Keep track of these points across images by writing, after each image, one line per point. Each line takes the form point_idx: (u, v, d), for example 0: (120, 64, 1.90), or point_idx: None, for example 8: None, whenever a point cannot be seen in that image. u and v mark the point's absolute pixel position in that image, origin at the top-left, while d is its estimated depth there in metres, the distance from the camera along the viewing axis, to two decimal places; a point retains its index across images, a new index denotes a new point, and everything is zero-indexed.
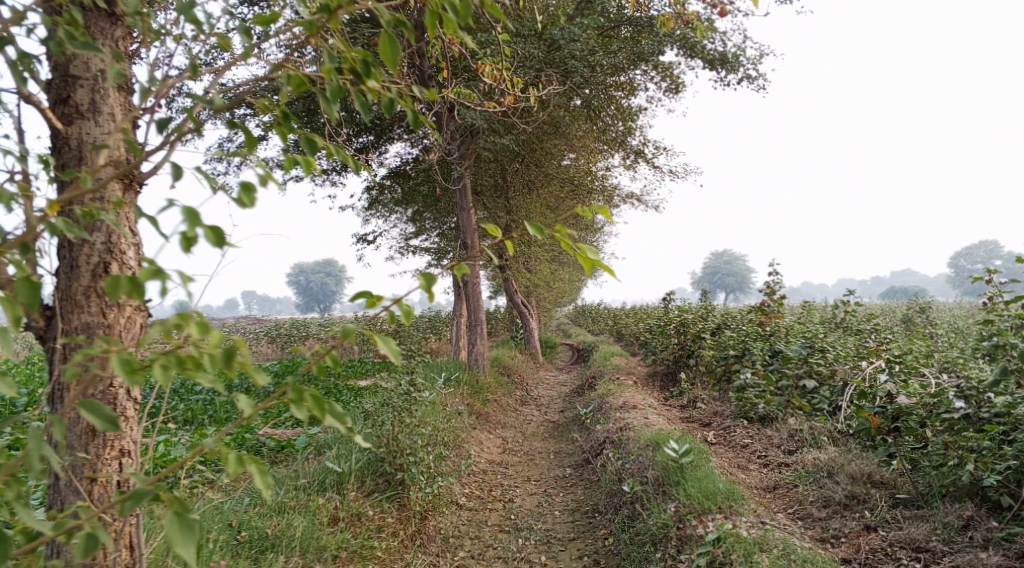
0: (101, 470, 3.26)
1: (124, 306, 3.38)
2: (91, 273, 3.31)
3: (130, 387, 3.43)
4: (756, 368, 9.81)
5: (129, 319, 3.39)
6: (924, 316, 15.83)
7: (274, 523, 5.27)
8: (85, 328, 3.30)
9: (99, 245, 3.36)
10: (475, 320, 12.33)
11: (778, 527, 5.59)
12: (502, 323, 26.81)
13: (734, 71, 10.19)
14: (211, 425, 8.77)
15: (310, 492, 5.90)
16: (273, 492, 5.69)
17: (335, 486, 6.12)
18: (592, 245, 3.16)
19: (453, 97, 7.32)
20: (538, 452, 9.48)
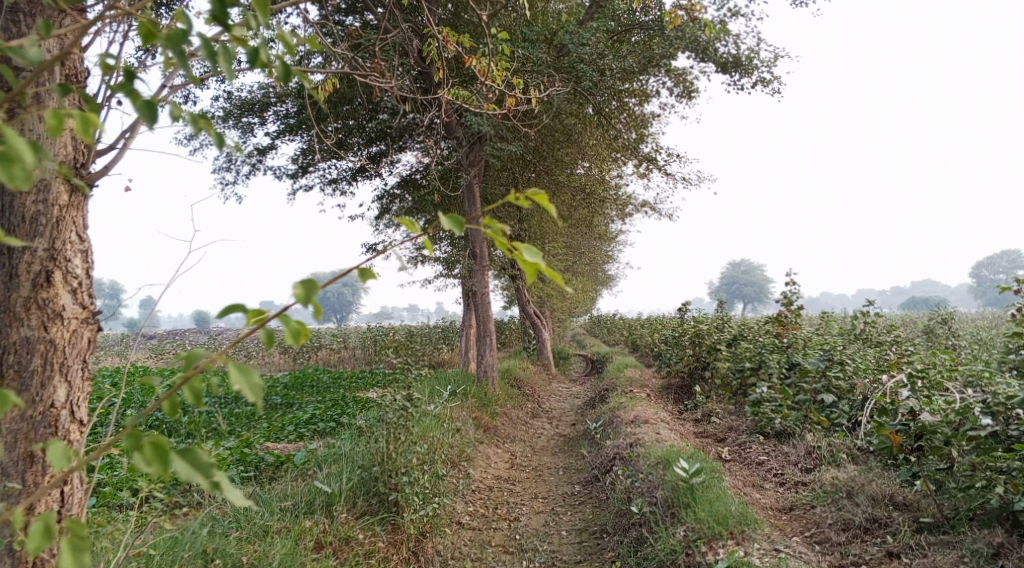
0: (40, 499, 3.34)
1: (66, 318, 3.53)
2: (31, 282, 3.45)
3: (74, 407, 3.56)
4: (773, 382, 9.47)
5: (74, 332, 3.55)
6: (947, 327, 15.35)
7: (252, 549, 5.06)
8: (25, 343, 3.44)
9: (42, 253, 3.47)
10: (484, 331, 12.05)
11: (794, 555, 5.28)
12: (516, 333, 26.58)
13: (748, 75, 9.92)
14: (213, 440, 8.64)
15: (296, 514, 5.71)
16: (259, 514, 5.55)
17: (324, 508, 5.92)
18: (529, 247, 3.00)
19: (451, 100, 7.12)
20: (547, 467, 9.23)
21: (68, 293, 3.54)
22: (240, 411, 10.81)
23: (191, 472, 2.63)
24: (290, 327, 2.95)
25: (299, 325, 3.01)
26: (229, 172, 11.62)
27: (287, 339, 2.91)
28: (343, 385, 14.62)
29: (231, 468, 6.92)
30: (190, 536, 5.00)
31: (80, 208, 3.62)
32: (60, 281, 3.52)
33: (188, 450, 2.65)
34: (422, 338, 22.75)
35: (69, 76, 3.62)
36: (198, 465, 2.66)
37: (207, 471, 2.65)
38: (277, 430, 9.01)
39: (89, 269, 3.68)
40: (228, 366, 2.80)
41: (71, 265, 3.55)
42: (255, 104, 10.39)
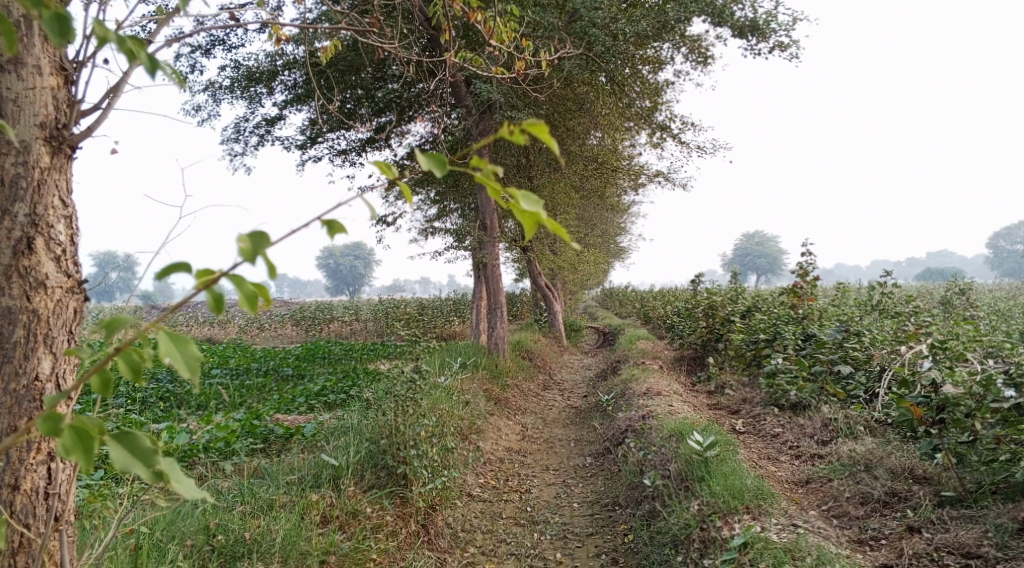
0: (24, 476, 3.24)
1: (50, 288, 3.42)
2: (13, 249, 3.34)
3: (61, 383, 3.46)
4: (788, 353, 9.31)
5: (58, 303, 3.45)
6: (965, 299, 15.12)
7: (256, 525, 5.01)
8: (7, 314, 3.34)
9: (22, 219, 3.38)
10: (494, 303, 11.92)
11: (812, 531, 5.15)
12: (528, 305, 26.48)
13: (766, 39, 9.65)
14: (222, 412, 8.60)
15: (303, 488, 5.68)
16: (264, 488, 5.54)
17: (331, 482, 5.89)
18: (523, 194, 2.85)
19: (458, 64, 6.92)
20: (558, 439, 9.15)
21: (51, 260, 3.44)
22: (250, 383, 10.78)
23: (130, 461, 2.65)
24: (242, 292, 2.81)
25: (251, 290, 2.85)
26: (236, 143, 11.50)
27: (240, 304, 2.79)
28: (355, 357, 14.58)
29: (240, 440, 6.88)
30: (191, 513, 4.98)
31: (62, 172, 3.50)
32: (43, 247, 3.41)
33: (123, 438, 2.69)
34: (434, 310, 22.70)
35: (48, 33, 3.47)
36: (138, 453, 2.69)
37: (148, 460, 2.68)
38: (286, 402, 8.96)
39: (74, 235, 3.58)
40: (162, 336, 2.65)
41: (53, 232, 3.44)
42: (262, 75, 10.18)
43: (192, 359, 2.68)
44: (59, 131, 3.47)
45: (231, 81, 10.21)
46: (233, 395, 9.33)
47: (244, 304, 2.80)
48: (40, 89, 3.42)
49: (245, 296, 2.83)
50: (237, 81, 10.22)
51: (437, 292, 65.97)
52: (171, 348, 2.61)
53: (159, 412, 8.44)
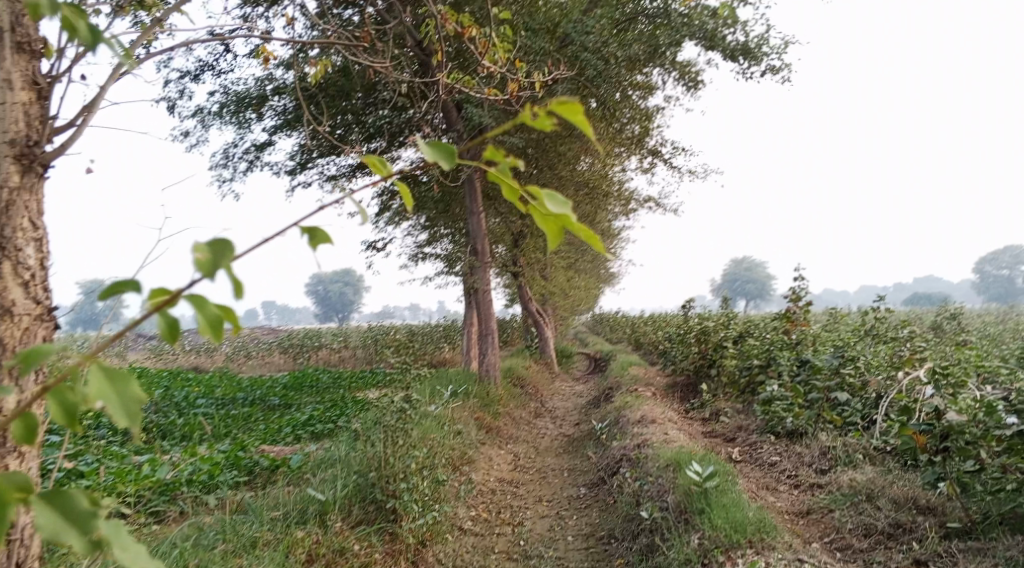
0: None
1: (17, 315, 3.29)
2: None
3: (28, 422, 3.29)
4: (783, 380, 9.17)
5: (25, 332, 3.30)
6: (954, 323, 15.11)
7: (240, 562, 4.86)
8: None
9: None
10: (486, 330, 11.74)
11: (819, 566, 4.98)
12: (518, 331, 26.30)
13: (757, 63, 9.66)
14: (206, 443, 8.38)
15: (287, 524, 5.51)
16: (247, 525, 5.37)
17: (317, 518, 5.72)
18: (548, 194, 2.16)
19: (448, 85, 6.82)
20: (551, 469, 8.97)
21: (19, 287, 3.32)
22: (236, 413, 10.54)
23: (58, 525, 1.96)
24: (206, 314, 2.47)
25: (216, 313, 2.50)
26: (226, 169, 11.37)
27: (203, 328, 2.45)
28: (344, 385, 14.36)
29: (224, 473, 6.69)
30: (175, 554, 4.80)
31: (32, 192, 3.42)
32: (9, 272, 3.30)
33: (53, 499, 2.01)
34: (424, 337, 22.50)
35: (20, 44, 3.42)
36: (72, 516, 1.99)
37: (83, 524, 1.98)
38: (272, 433, 8.74)
39: (45, 260, 3.47)
40: (98, 371, 2.16)
41: (20, 256, 3.33)
42: (251, 99, 10.10)
43: (134, 398, 2.18)
44: (31, 149, 3.40)
45: (221, 106, 10.11)
46: (219, 426, 9.12)
47: (208, 326, 2.45)
48: (12, 105, 3.37)
49: (210, 319, 2.48)
50: (226, 106, 10.11)
51: (427, 318, 65.68)
52: (105, 389, 2.15)
53: (141, 443, 8.21)
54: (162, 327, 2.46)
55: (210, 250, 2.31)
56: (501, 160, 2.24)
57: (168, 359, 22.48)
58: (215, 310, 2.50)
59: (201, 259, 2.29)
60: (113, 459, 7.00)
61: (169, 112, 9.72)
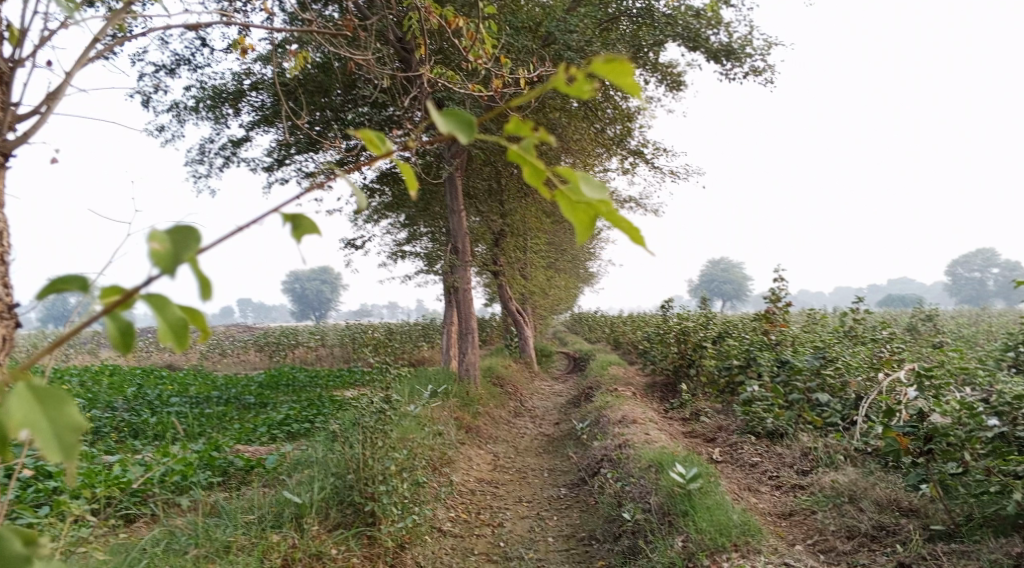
0: None
1: None
2: None
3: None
4: (763, 381, 9.14)
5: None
6: (930, 325, 15.25)
7: None
8: None
9: None
10: (466, 328, 11.61)
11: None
12: (497, 330, 26.16)
13: (740, 64, 9.65)
14: (179, 443, 8.22)
15: (263, 528, 5.43)
16: (221, 528, 5.30)
17: (293, 520, 5.62)
18: (580, 172, 2.37)
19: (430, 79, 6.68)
20: (531, 469, 8.88)
21: None
22: (211, 412, 10.37)
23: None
24: (164, 318, 2.46)
25: (177, 314, 2.50)
26: (203, 165, 11.13)
27: (158, 331, 2.45)
28: (321, 384, 14.20)
29: (198, 473, 6.54)
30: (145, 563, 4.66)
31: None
32: None
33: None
34: (402, 335, 22.29)
35: None
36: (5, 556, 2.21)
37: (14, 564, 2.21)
38: (247, 432, 8.59)
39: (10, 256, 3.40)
40: (33, 396, 2.23)
41: None
42: (228, 94, 9.91)
43: (72, 426, 2.24)
44: None
45: (197, 101, 9.89)
46: (192, 424, 8.94)
47: (161, 329, 2.46)
48: None
49: (169, 322, 2.47)
50: (202, 101, 9.90)
51: (405, 316, 65.30)
52: (38, 412, 2.22)
53: (112, 442, 8.02)
54: (113, 329, 2.51)
55: (162, 250, 2.33)
56: (525, 135, 2.51)
57: (141, 357, 22.13)
58: (176, 310, 2.48)
59: (156, 259, 2.33)
60: (83, 458, 6.84)
61: (144, 106, 9.51)
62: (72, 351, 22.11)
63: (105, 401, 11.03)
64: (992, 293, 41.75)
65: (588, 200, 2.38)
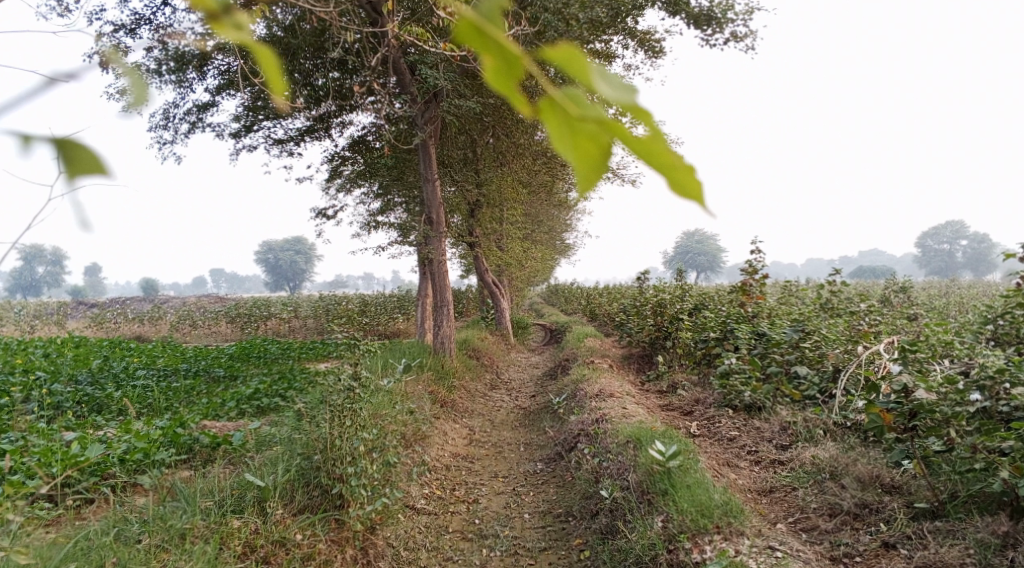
0: None
1: None
2: None
3: None
4: (741, 353, 8.99)
5: None
6: (904, 297, 15.23)
7: None
8: None
9: None
10: (441, 300, 11.37)
11: (791, 554, 5.26)
12: (473, 302, 25.88)
13: (721, 29, 9.41)
14: (144, 418, 7.96)
15: (224, 514, 5.36)
16: (177, 516, 5.22)
17: (257, 505, 5.53)
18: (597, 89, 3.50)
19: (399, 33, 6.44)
20: (507, 443, 8.76)
21: None
22: (177, 385, 10.13)
23: None
24: None
25: None
26: (167, 130, 10.68)
27: None
28: (293, 356, 14.00)
29: (161, 451, 6.33)
30: None
31: None
32: None
33: None
34: (375, 306, 21.92)
35: None
36: None
37: None
38: (214, 407, 8.34)
39: None
40: None
41: None
42: (193, 56, 9.50)
43: None
44: None
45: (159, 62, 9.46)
46: (159, 399, 8.70)
47: None
48: None
49: None
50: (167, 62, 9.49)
51: (381, 286, 64.89)
52: None
53: (74, 418, 7.75)
54: None
55: None
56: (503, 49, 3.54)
57: (109, 330, 21.61)
58: None
59: None
60: (43, 435, 6.60)
61: None
62: (38, 322, 21.58)
63: (68, 373, 10.77)
64: (959, 265, 42.07)
65: (594, 117, 3.53)
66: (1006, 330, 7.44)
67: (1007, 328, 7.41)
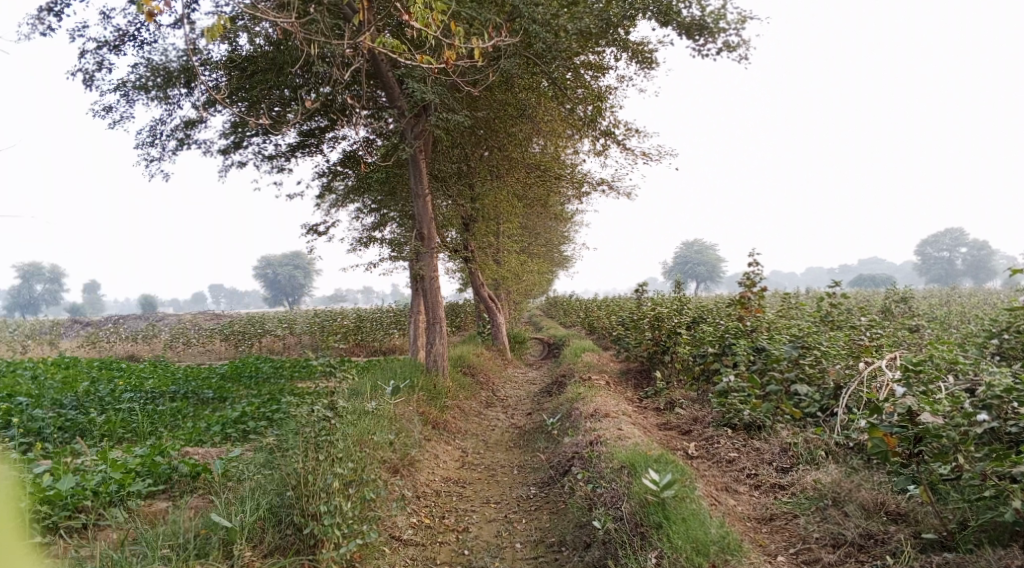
0: None
1: None
2: None
3: None
4: (740, 369, 8.74)
5: None
6: (905, 307, 14.97)
7: None
8: None
9: None
10: (433, 319, 11.14)
11: None
12: (471, 315, 25.68)
13: (714, 39, 9.23)
14: (126, 445, 7.76)
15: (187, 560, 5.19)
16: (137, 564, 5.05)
17: (222, 549, 5.42)
18: None
19: (376, 46, 6.42)
20: (500, 465, 8.52)
21: None
22: (163, 409, 9.91)
23: None
24: None
25: None
26: (153, 147, 10.50)
27: None
28: (285, 375, 13.79)
29: (138, 481, 6.13)
30: None
31: None
32: None
33: None
34: (371, 320, 21.70)
35: None
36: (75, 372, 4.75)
37: None
38: (197, 431, 8.14)
39: None
40: None
41: None
42: (177, 72, 9.29)
43: None
44: None
45: (144, 79, 9.28)
46: (143, 423, 8.51)
47: None
48: None
49: None
50: (151, 79, 9.30)
51: (364, 300, 67.68)
52: None
53: (53, 446, 7.56)
54: None
55: None
56: None
57: (102, 349, 21.42)
58: None
59: None
60: (16, 466, 6.38)
61: (87, 86, 8.93)
62: (31, 342, 21.36)
63: (53, 396, 10.54)
64: (959, 272, 41.70)
65: None
66: (1011, 343, 7.24)
67: (1014, 342, 7.18)
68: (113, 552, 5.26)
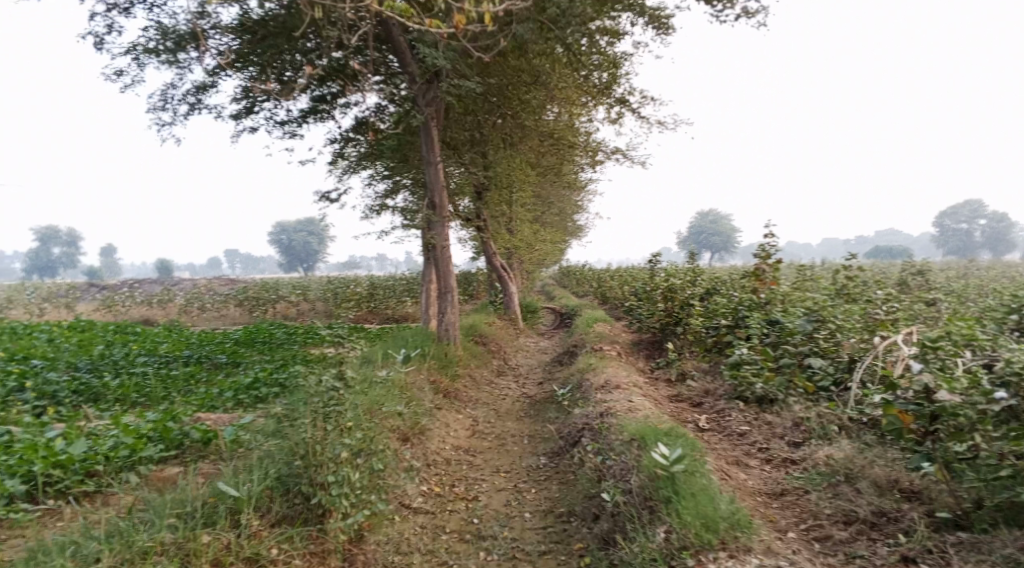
0: None
1: None
2: None
3: None
4: (753, 343, 8.57)
5: None
6: (921, 280, 14.76)
7: None
8: None
9: None
10: (445, 288, 11.08)
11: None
12: (484, 283, 25.63)
13: (732, 6, 9.01)
14: (139, 410, 7.80)
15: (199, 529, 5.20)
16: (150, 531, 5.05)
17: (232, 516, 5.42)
18: None
19: (384, 11, 6.25)
20: (511, 435, 8.52)
21: None
22: (176, 373, 9.96)
23: None
24: None
25: None
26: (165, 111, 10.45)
27: None
28: (298, 341, 13.81)
29: (149, 447, 6.18)
30: None
31: None
32: None
33: None
34: (384, 287, 21.71)
35: None
36: None
37: None
38: (208, 398, 8.16)
39: None
40: None
41: None
42: (187, 36, 9.19)
43: None
44: None
45: (154, 42, 9.19)
46: (155, 388, 8.55)
47: None
48: None
49: None
50: (162, 42, 9.21)
51: (378, 267, 67.62)
52: None
53: (66, 410, 7.60)
54: None
55: None
56: None
57: (117, 313, 21.56)
58: None
59: None
60: (29, 430, 6.42)
61: (98, 49, 8.86)
62: (47, 305, 21.52)
63: (67, 360, 10.62)
64: (977, 246, 41.16)
65: None
66: None
67: None
68: (124, 519, 5.30)
